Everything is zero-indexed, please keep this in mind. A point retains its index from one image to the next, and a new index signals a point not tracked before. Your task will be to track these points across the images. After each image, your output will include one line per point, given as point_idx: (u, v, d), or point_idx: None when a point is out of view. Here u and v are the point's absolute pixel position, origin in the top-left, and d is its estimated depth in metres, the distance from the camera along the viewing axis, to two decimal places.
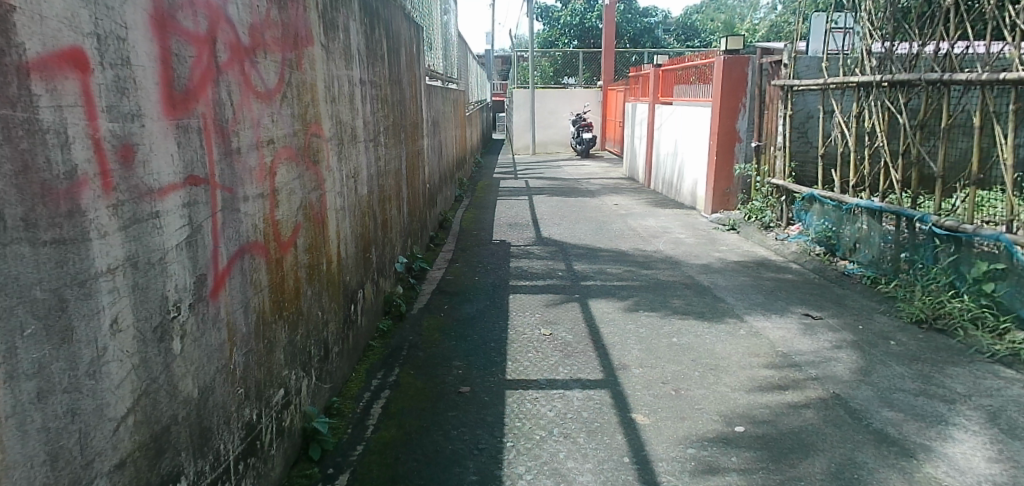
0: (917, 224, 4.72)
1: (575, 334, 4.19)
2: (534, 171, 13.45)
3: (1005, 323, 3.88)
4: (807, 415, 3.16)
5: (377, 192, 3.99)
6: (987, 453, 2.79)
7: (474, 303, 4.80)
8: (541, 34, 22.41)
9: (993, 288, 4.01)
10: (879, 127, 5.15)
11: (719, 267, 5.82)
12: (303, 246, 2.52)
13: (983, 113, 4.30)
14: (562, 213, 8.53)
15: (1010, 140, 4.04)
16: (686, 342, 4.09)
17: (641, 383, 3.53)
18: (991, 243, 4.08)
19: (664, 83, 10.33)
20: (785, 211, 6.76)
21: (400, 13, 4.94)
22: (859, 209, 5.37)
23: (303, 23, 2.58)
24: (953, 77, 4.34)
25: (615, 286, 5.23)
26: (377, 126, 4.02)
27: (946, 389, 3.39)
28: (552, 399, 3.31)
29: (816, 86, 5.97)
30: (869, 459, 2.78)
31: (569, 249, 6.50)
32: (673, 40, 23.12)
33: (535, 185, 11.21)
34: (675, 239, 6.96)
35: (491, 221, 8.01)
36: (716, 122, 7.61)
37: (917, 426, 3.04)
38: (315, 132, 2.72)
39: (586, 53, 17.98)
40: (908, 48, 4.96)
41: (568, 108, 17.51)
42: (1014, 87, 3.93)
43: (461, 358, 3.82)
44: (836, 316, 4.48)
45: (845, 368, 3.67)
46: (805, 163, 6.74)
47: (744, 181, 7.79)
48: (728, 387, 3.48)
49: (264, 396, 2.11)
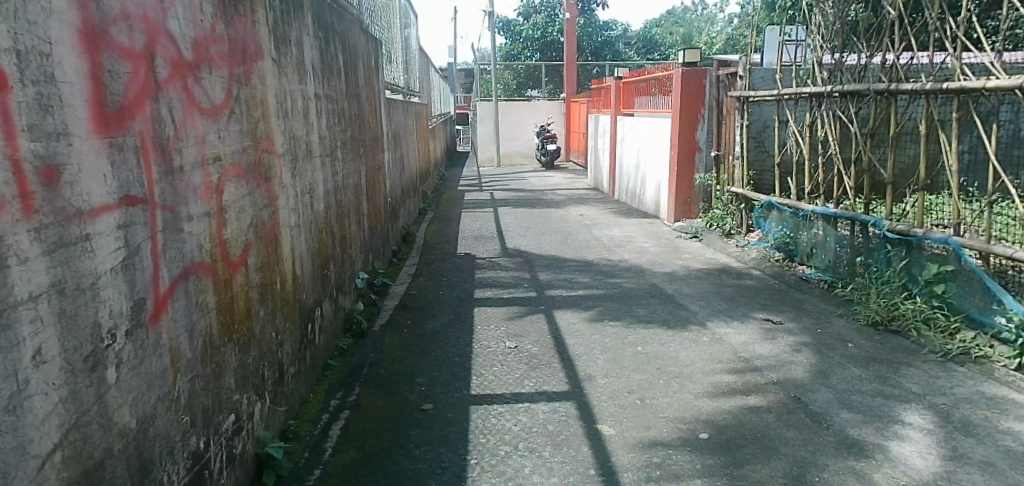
0: (870, 229, 4.84)
1: (540, 346, 4.17)
2: (499, 182, 13.46)
3: (955, 323, 4.00)
4: (768, 419, 3.19)
5: (334, 207, 3.91)
6: (941, 452, 2.85)
7: (439, 317, 4.74)
8: (504, 48, 22.53)
9: (943, 289, 4.11)
10: (831, 136, 5.28)
11: (682, 275, 5.88)
12: (254, 266, 2.45)
13: (929, 122, 4.43)
14: (527, 225, 8.53)
15: (954, 147, 4.17)
16: (650, 350, 4.10)
17: (607, 393, 3.52)
18: (940, 246, 4.17)
19: (626, 95, 10.46)
20: (744, 219, 6.89)
21: (357, 26, 4.89)
22: (815, 215, 5.50)
23: (253, 38, 2.53)
24: (900, 87, 4.48)
25: (580, 296, 5.23)
26: (334, 140, 3.95)
27: (902, 389, 3.46)
28: (517, 413, 3.28)
29: (771, 97, 6.11)
30: (830, 462, 2.81)
31: (534, 260, 6.49)
32: (634, 54, 23.41)
33: (500, 197, 11.21)
34: (639, 248, 7.03)
35: (455, 234, 7.96)
36: (677, 134, 7.72)
37: (873, 426, 3.09)
38: (266, 149, 2.66)
39: (549, 66, 18.13)
40: (856, 60, 5.09)
41: (533, 119, 17.60)
42: (957, 96, 4.08)
43: (425, 374, 3.77)
44: (795, 320, 4.56)
45: (804, 371, 3.73)
46: (762, 172, 6.83)
47: (705, 190, 7.91)
48: (692, 394, 3.49)
49: (213, 421, 2.04)
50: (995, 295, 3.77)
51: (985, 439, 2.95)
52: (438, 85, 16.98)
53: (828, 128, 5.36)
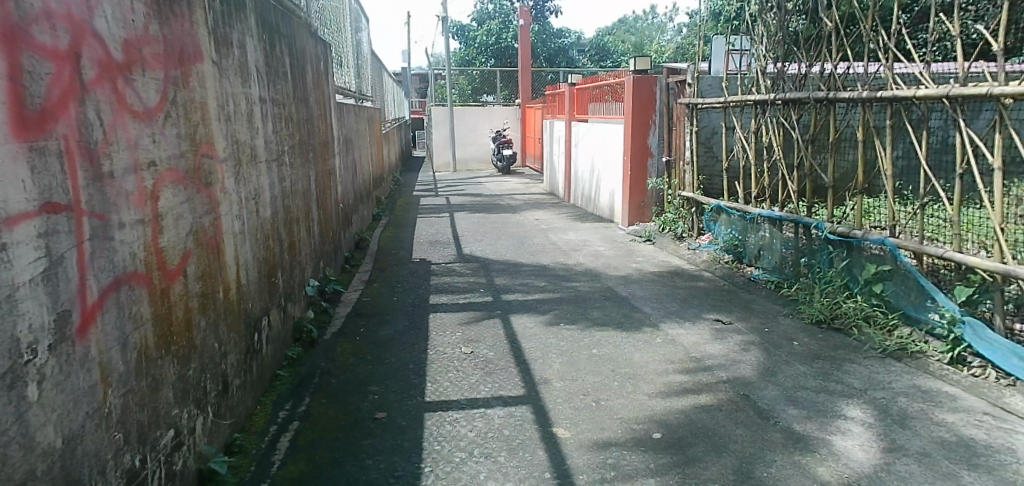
0: (813, 231, 5.00)
1: (496, 351, 4.15)
2: (455, 188, 13.40)
3: (893, 320, 4.15)
4: (719, 417, 3.25)
5: (282, 214, 3.81)
6: (881, 444, 2.95)
7: (393, 325, 4.68)
8: (458, 53, 22.47)
9: (881, 288, 4.26)
10: (775, 142, 5.45)
11: (636, 277, 5.95)
12: (194, 275, 2.36)
13: (865, 130, 4.60)
14: (483, 230, 8.51)
15: (889, 152, 4.34)
16: (605, 352, 4.13)
17: (562, 396, 3.52)
18: (878, 247, 4.33)
19: (579, 101, 10.55)
20: (695, 222, 7.02)
21: (304, 29, 4.79)
22: (761, 218, 5.64)
23: (190, 39, 2.45)
24: (838, 95, 4.65)
25: (536, 301, 5.23)
26: (280, 145, 3.86)
27: (844, 384, 3.57)
28: (472, 419, 3.25)
29: (718, 104, 6.26)
30: (777, 457, 2.87)
31: (490, 265, 6.47)
32: (587, 61, 23.61)
33: (455, 202, 11.16)
34: (594, 251, 7.08)
35: (410, 239, 7.88)
36: (629, 139, 7.82)
37: (817, 421, 3.18)
38: (207, 153, 2.57)
39: (503, 72, 18.17)
40: (798, 69, 5.25)
41: (487, 125, 17.60)
42: (890, 104, 4.25)
43: (377, 382, 3.70)
44: (744, 320, 4.66)
45: (752, 369, 3.81)
46: (712, 176, 6.92)
47: (658, 195, 8.03)
48: (646, 394, 3.53)
49: (149, 437, 1.95)
50: (928, 293, 3.91)
51: (920, 431, 3.06)
52: (391, 90, 16.81)
53: (772, 134, 5.52)
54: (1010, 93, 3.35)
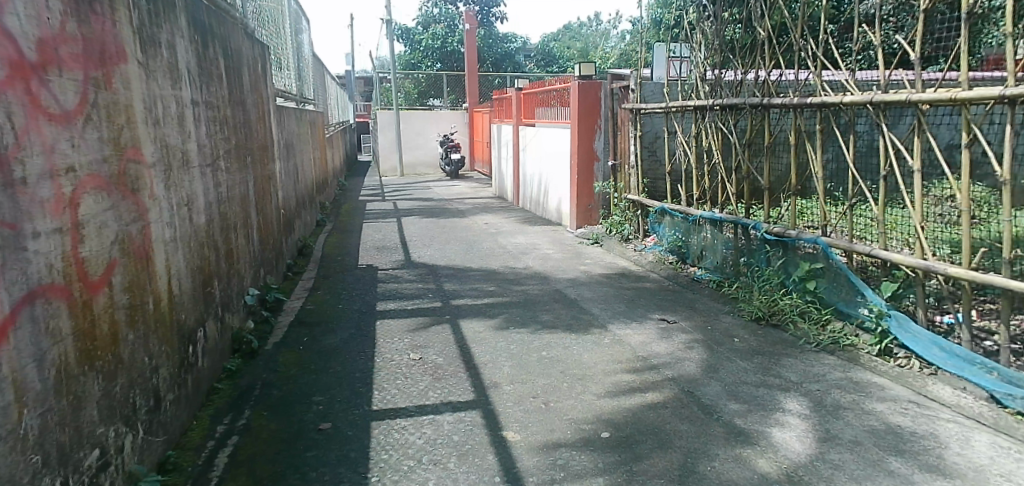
0: (751, 231, 5.14)
1: (445, 356, 4.11)
2: (402, 192, 13.26)
3: (826, 315, 4.30)
4: (664, 414, 3.30)
5: (217, 221, 3.68)
6: (817, 434, 3.05)
7: (338, 333, 4.57)
8: (403, 57, 22.23)
9: (815, 285, 4.41)
10: (714, 146, 5.59)
11: (584, 279, 6.00)
12: (121, 285, 2.25)
13: (798, 134, 4.77)
14: (431, 234, 8.44)
15: (819, 156, 4.51)
16: (554, 354, 4.14)
17: (512, 399, 3.51)
18: (811, 246, 4.49)
19: (526, 105, 10.58)
20: (641, 224, 7.14)
21: (240, 30, 4.63)
22: (702, 220, 5.77)
23: (113, 38, 2.34)
24: (771, 101, 4.81)
25: (485, 305, 5.21)
26: (215, 150, 3.72)
27: (782, 378, 3.68)
28: (421, 426, 3.21)
29: (660, 109, 6.38)
30: (719, 451, 2.93)
31: (438, 270, 6.41)
32: (533, 66, 23.71)
33: (403, 207, 11.03)
34: (543, 254, 7.11)
35: (356, 245, 7.74)
36: (575, 143, 7.88)
37: (757, 414, 3.27)
38: (133, 158, 2.45)
39: (449, 76, 18.09)
40: (734, 76, 5.40)
41: (434, 129, 17.49)
42: (820, 110, 4.42)
43: (322, 392, 3.61)
44: (688, 319, 4.75)
45: (696, 366, 3.89)
46: (656, 180, 7.14)
47: (605, 198, 8.13)
48: (594, 394, 3.55)
49: (71, 459, 1.85)
50: (858, 289, 4.07)
51: (852, 420, 3.18)
52: (334, 93, 16.50)
53: (712, 138, 5.66)
54: (927, 100, 3.53)
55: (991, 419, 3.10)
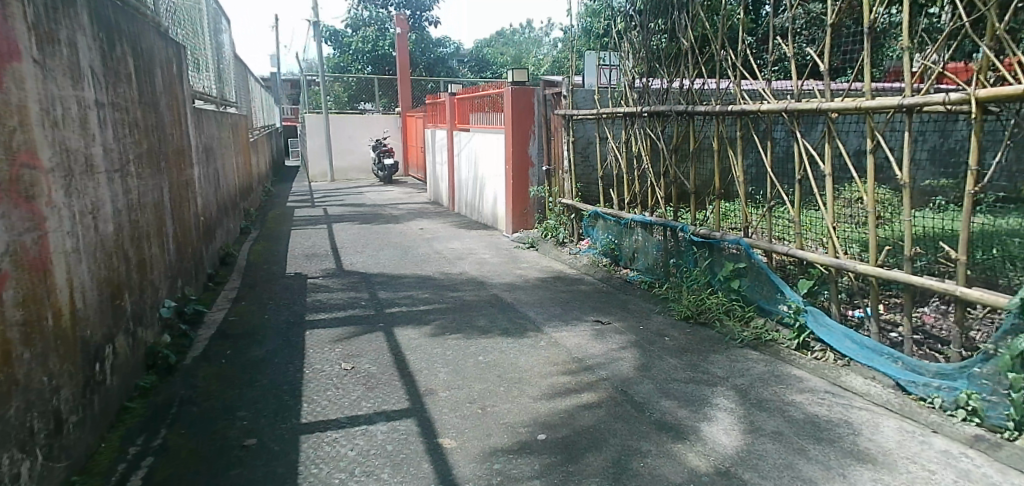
0: (679, 233, 5.26)
1: (378, 365, 4.02)
2: (334, 198, 12.95)
3: (749, 312, 4.45)
4: (599, 414, 3.32)
5: (127, 230, 3.47)
6: (742, 426, 3.14)
7: (264, 344, 4.40)
8: (332, 59, 21.77)
9: (739, 284, 4.55)
10: (644, 152, 5.71)
11: (521, 283, 6.01)
12: (13, 300, 2.10)
13: (721, 140, 4.92)
14: (364, 241, 8.28)
15: (740, 161, 4.66)
16: (491, 359, 4.11)
17: (448, 406, 3.45)
18: (734, 247, 4.63)
19: (459, 110, 10.52)
20: (575, 228, 7.22)
21: (151, 28, 4.41)
22: (633, 223, 5.88)
23: (3, 34, 2.18)
24: (695, 109, 4.95)
25: (421, 312, 5.13)
26: (124, 154, 3.52)
27: (710, 374, 3.78)
28: (353, 437, 3.12)
29: (591, 116, 6.48)
30: (651, 447, 2.98)
31: (371, 278, 6.28)
32: (468, 71, 23.66)
33: (334, 213, 10.78)
34: (479, 259, 7.09)
35: (284, 253, 7.50)
36: (510, 149, 7.87)
37: (687, 410, 3.34)
38: (27, 163, 2.29)
39: (381, 80, 17.87)
40: (661, 84, 5.53)
41: (367, 133, 17.20)
42: (740, 117, 4.58)
43: (247, 407, 3.46)
44: (621, 320, 4.82)
45: (629, 366, 3.94)
46: (589, 184, 7.14)
47: (540, 202, 8.17)
48: (530, 397, 3.54)
49: None
50: (777, 286, 4.22)
51: (775, 411, 3.29)
52: (259, 96, 15.94)
53: (641, 144, 5.77)
54: (835, 109, 3.71)
55: (897, 404, 3.27)
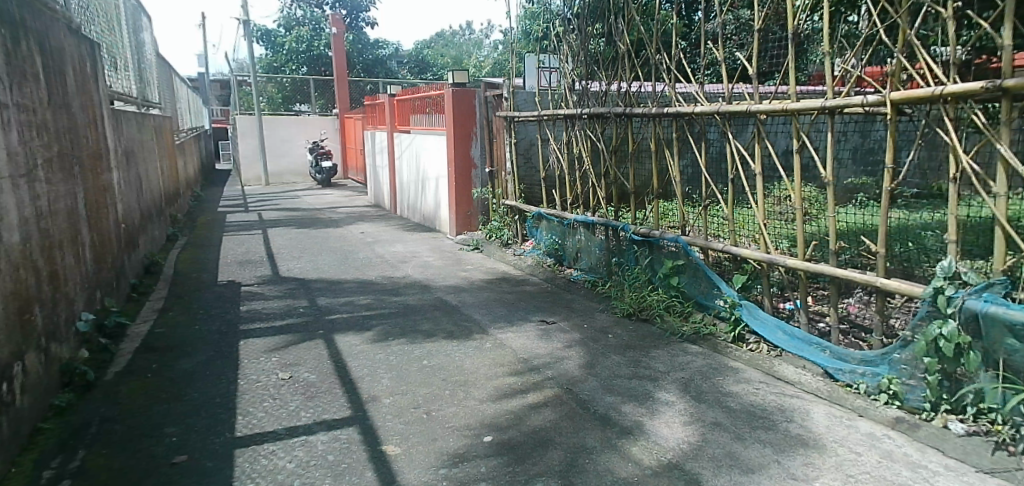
0: (620, 232, 5.33)
1: (318, 373, 3.90)
2: (269, 202, 12.57)
3: (688, 308, 4.53)
4: (546, 413, 3.31)
5: (36, 239, 3.25)
6: (683, 418, 3.19)
7: (195, 355, 4.21)
8: (264, 59, 21.15)
9: (677, 280, 4.62)
10: (584, 153, 5.75)
11: (465, 286, 5.96)
12: None
13: (658, 141, 5.01)
14: (302, 246, 8.05)
15: (676, 162, 4.75)
16: (435, 362, 4.05)
17: (391, 412, 3.38)
18: (672, 244, 4.71)
19: (399, 112, 10.38)
20: (519, 229, 7.23)
21: (60, 24, 4.16)
22: (576, 223, 5.92)
23: None
24: (633, 111, 5.02)
25: (362, 317, 5.02)
26: (30, 157, 3.30)
27: (652, 369, 3.82)
28: (292, 449, 3.01)
29: (532, 118, 6.49)
30: (597, 443, 2.99)
31: (309, 284, 6.10)
32: (407, 72, 23.41)
33: (269, 218, 10.45)
34: (422, 262, 7.00)
35: (216, 260, 7.22)
36: (452, 151, 7.79)
37: (631, 405, 3.36)
38: None
39: (317, 80, 17.47)
40: (599, 87, 5.59)
41: (303, 136, 16.78)
42: (677, 119, 4.67)
43: (176, 422, 3.30)
44: (566, 319, 4.84)
45: (575, 364, 3.95)
46: (532, 185, 7.18)
47: (483, 204, 8.13)
48: (476, 399, 3.50)
49: None
50: (713, 282, 4.31)
51: (713, 402, 3.36)
52: (185, 97, 15.29)
53: (581, 145, 5.82)
54: (763, 111, 3.82)
55: (826, 391, 3.39)
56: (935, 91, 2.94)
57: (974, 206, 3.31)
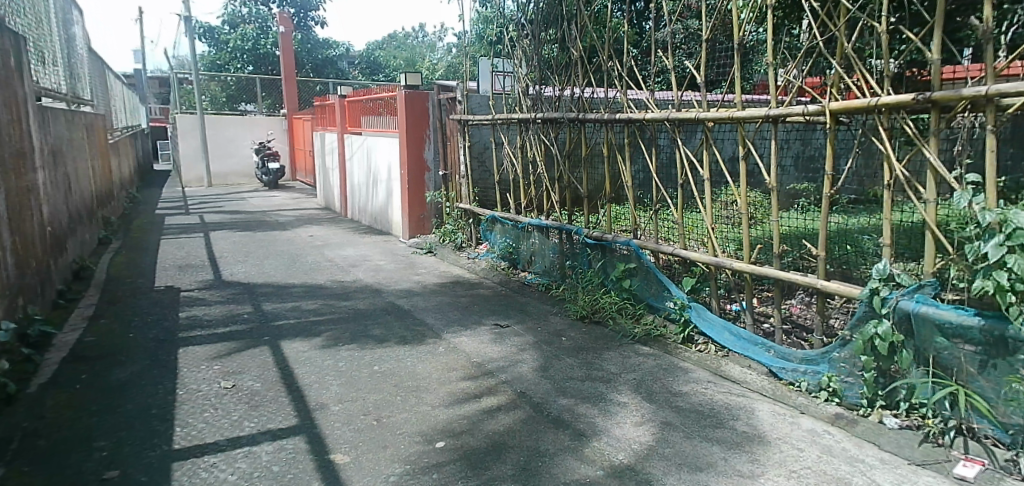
0: (574, 236, 5.38)
1: (263, 381, 3.81)
2: (211, 204, 12.19)
3: (640, 310, 4.60)
4: (500, 418, 3.32)
5: None
6: (635, 419, 3.25)
7: (129, 365, 4.06)
8: (207, 56, 20.57)
9: (629, 283, 4.70)
10: (538, 157, 5.80)
11: (418, 289, 5.93)
12: None
13: (609, 146, 5.08)
14: (246, 249, 7.85)
15: (628, 166, 4.83)
16: (387, 368, 4.01)
17: (340, 420, 3.33)
18: (625, 248, 4.78)
19: (350, 113, 10.23)
20: (473, 232, 7.23)
21: None
22: (530, 227, 5.96)
23: None
24: (586, 116, 5.08)
25: (310, 323, 4.93)
26: None
27: (604, 371, 3.88)
28: (235, 460, 2.94)
29: (486, 121, 6.50)
30: (550, 446, 3.02)
31: (255, 289, 5.96)
32: (358, 73, 23.11)
33: (211, 220, 10.15)
34: (374, 266, 6.92)
35: (153, 264, 6.97)
36: (405, 154, 7.73)
37: (584, 407, 3.40)
38: None
39: (263, 79, 17.08)
40: (553, 92, 5.64)
41: (249, 136, 16.38)
42: (629, 125, 4.75)
43: (108, 435, 3.18)
44: (520, 323, 4.86)
45: (528, 367, 3.97)
46: (486, 189, 7.19)
47: (436, 207, 8.10)
48: (429, 405, 3.49)
49: None
50: (664, 284, 4.39)
51: (663, 402, 3.43)
52: (121, 94, 14.69)
53: (535, 150, 5.85)
54: (711, 118, 3.92)
55: (770, 390, 3.50)
56: (871, 102, 3.08)
57: (907, 211, 3.47)
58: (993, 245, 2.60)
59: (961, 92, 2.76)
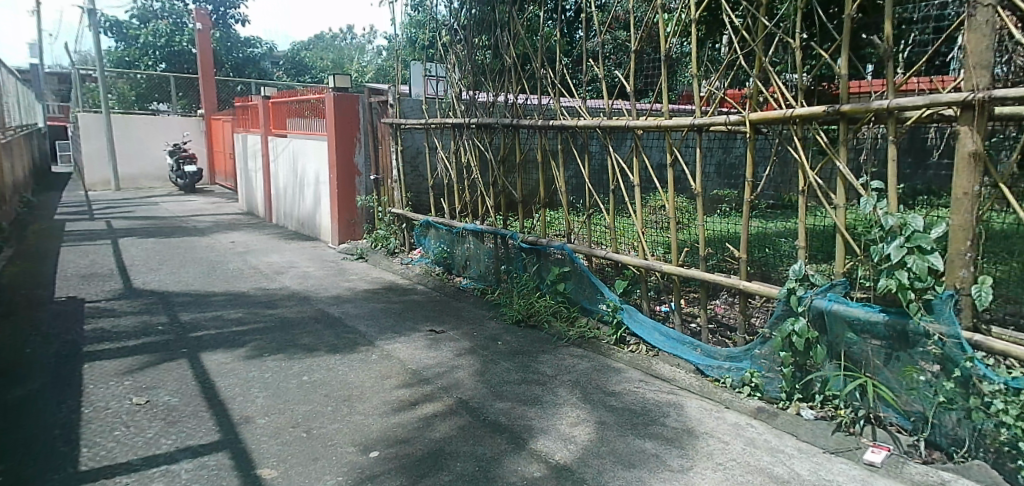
0: (510, 241, 5.46)
1: (181, 396, 3.69)
2: (120, 210, 11.57)
3: (574, 312, 4.71)
4: (436, 424, 3.34)
5: None
6: (570, 419, 3.34)
7: (26, 383, 3.84)
8: (115, 52, 19.51)
9: (563, 286, 4.80)
10: (473, 162, 5.83)
11: (348, 296, 5.85)
12: None
13: (543, 152, 5.18)
14: (161, 257, 7.53)
15: (561, 171, 4.94)
16: (317, 378, 3.96)
17: (267, 434, 3.26)
18: (559, 252, 4.88)
19: (275, 115, 9.96)
20: (407, 238, 7.20)
21: None
22: (465, 232, 5.99)
23: None
24: (519, 122, 5.16)
25: (233, 333, 4.79)
26: None
27: (539, 373, 3.95)
28: (152, 480, 2.84)
29: (420, 126, 6.48)
30: (487, 450, 3.07)
31: (171, 298, 5.74)
32: (282, 74, 22.50)
33: (120, 227, 9.65)
34: (303, 273, 6.79)
35: (55, 274, 6.58)
36: (333, 157, 7.60)
37: (522, 410, 3.46)
38: None
39: (178, 78, 16.37)
40: (486, 97, 5.70)
41: (166, 138, 15.69)
42: (561, 132, 4.86)
43: (4, 459, 3.01)
44: (455, 328, 4.88)
45: (465, 373, 4.00)
46: (419, 193, 7.18)
47: (367, 212, 8.01)
48: (362, 414, 3.47)
49: None
50: (597, 287, 4.51)
51: (598, 402, 3.54)
52: (16, 91, 13.74)
53: (469, 155, 5.88)
54: (641, 126, 4.07)
55: (698, 386, 3.66)
56: (786, 113, 3.28)
57: (819, 215, 3.70)
58: (894, 246, 2.82)
59: (866, 106, 2.98)
